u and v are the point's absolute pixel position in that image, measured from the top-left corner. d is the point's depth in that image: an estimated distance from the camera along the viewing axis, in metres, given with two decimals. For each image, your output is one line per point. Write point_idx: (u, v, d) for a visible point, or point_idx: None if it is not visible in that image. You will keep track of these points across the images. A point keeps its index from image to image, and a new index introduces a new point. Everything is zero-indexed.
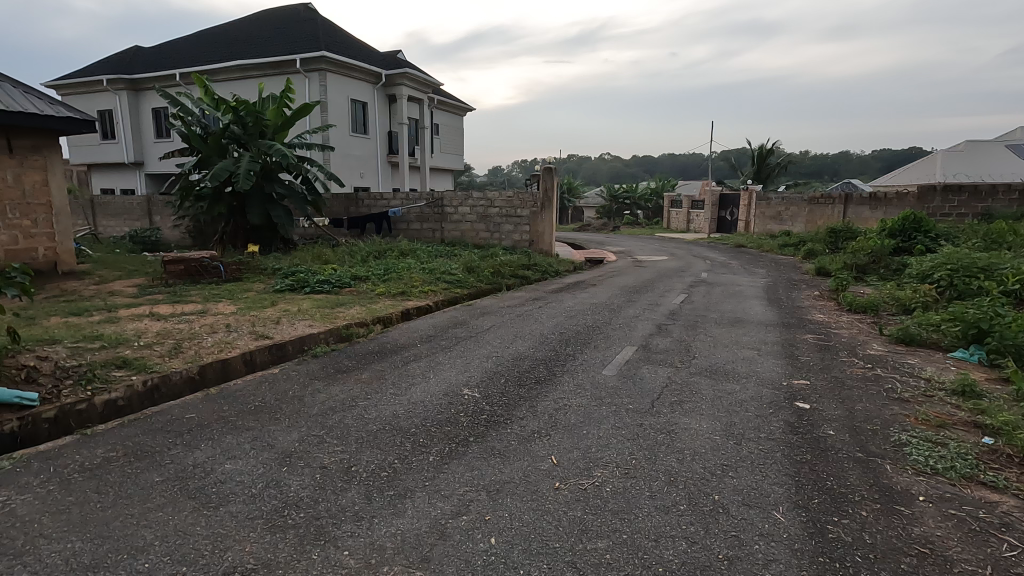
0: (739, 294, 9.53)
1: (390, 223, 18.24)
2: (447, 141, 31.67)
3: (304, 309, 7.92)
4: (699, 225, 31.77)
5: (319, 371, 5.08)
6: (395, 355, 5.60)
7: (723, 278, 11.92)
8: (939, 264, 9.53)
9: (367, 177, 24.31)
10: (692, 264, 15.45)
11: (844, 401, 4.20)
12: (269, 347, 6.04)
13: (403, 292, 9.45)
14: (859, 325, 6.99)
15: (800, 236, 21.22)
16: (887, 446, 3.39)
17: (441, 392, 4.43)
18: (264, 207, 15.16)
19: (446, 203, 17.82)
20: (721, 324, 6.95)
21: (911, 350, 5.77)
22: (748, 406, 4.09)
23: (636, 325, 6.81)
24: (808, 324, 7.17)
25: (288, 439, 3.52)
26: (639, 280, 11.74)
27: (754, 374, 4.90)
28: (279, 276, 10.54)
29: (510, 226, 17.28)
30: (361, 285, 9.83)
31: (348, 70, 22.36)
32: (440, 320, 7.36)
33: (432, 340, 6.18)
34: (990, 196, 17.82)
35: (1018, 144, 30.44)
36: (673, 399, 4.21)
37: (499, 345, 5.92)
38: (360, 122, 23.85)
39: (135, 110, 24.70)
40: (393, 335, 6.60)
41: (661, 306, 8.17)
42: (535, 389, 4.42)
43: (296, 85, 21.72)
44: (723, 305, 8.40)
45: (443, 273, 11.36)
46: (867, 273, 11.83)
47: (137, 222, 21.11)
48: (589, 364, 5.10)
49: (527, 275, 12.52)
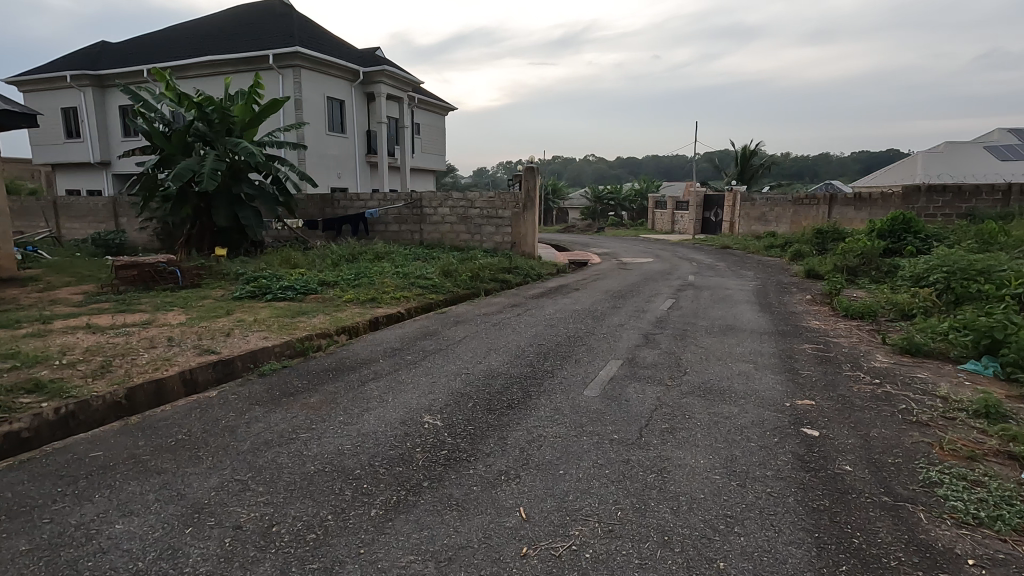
0: (728, 299, 9.07)
1: (367, 224, 17.55)
2: (428, 141, 31.01)
3: (261, 318, 7.27)
4: (683, 226, 31.47)
5: (263, 394, 4.45)
6: (354, 373, 4.99)
7: (711, 282, 11.49)
8: (934, 267, 9.17)
9: (344, 177, 23.60)
10: (678, 266, 15.02)
11: (856, 428, 3.70)
12: (214, 364, 5.38)
13: (373, 299, 8.84)
14: (858, 333, 6.56)
15: (785, 237, 20.96)
16: (917, 488, 2.87)
17: (398, 420, 3.83)
18: (232, 208, 14.43)
19: (425, 203, 17.20)
20: (712, 333, 6.46)
21: (918, 362, 5.31)
22: (747, 434, 3.57)
23: (620, 336, 6.29)
24: (804, 332, 6.69)
25: (203, 488, 2.91)
26: (624, 283, 11.23)
27: (752, 393, 4.39)
28: (242, 282, 9.85)
29: (492, 227, 16.71)
30: (328, 291, 9.20)
31: (324, 67, 21.63)
32: (410, 331, 6.77)
33: (398, 354, 5.59)
34: (974, 196, 17.67)
35: (996, 145, 30.66)
36: (664, 426, 3.67)
37: (471, 360, 5.34)
38: (337, 121, 23.11)
39: (101, 107, 23.67)
40: (356, 348, 5.99)
41: (647, 312, 7.66)
42: (507, 416, 3.85)
43: (269, 81, 20.94)
44: (712, 310, 7.93)
45: (418, 278, 10.75)
46: (857, 276, 11.47)
47: (100, 224, 20.13)
48: (569, 384, 4.53)
49: (507, 279, 11.99)
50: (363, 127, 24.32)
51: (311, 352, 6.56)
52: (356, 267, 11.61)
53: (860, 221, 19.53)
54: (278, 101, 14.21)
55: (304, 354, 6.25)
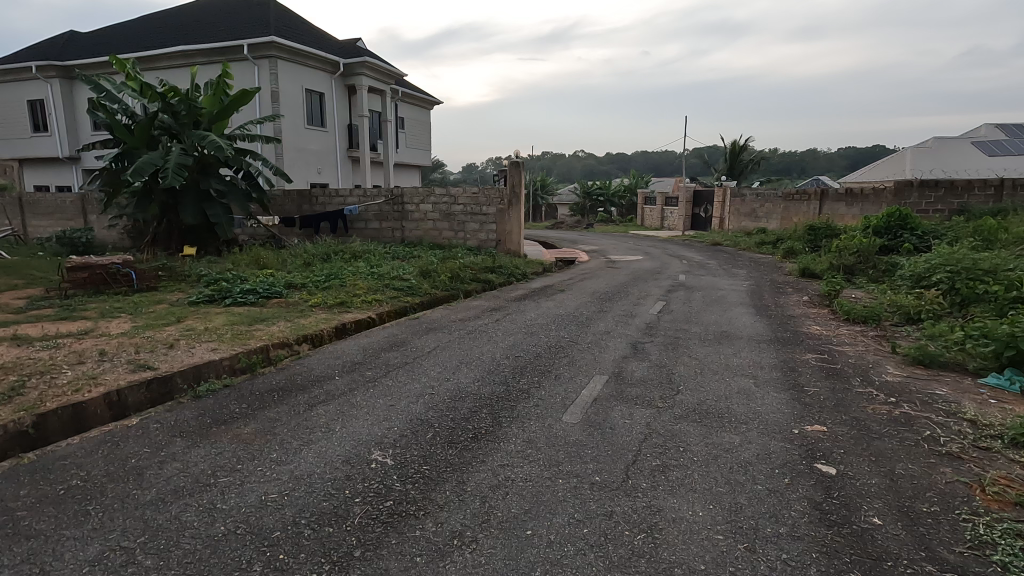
0: (723, 301, 8.55)
1: (347, 221, 16.89)
2: (413, 135, 30.26)
3: (214, 327, 6.63)
4: (673, 222, 31.01)
5: (193, 422, 3.82)
6: (302, 394, 4.37)
7: (703, 281, 10.98)
8: (937, 267, 8.71)
9: (325, 173, 22.85)
10: (668, 265, 14.50)
11: (878, 462, 3.17)
12: (148, 383, 4.72)
13: (342, 303, 8.21)
14: (864, 340, 6.06)
15: (776, 233, 20.55)
16: (964, 551, 2.34)
17: (339, 458, 3.23)
18: (200, 206, 13.68)
19: (406, 200, 16.55)
20: (706, 341, 5.94)
21: (934, 375, 4.81)
22: (752, 473, 3.02)
23: (607, 345, 5.72)
24: (806, 338, 6.19)
25: (75, 564, 2.31)
26: (613, 284, 10.68)
27: (756, 417, 3.83)
28: (202, 284, 9.17)
29: (475, 224, 16.10)
30: (294, 294, 8.58)
31: (302, 58, 20.84)
32: (378, 340, 6.16)
33: (357, 370, 4.97)
34: (967, 191, 17.34)
35: (983, 139, 30.54)
36: (655, 464, 3.11)
37: (438, 377, 4.75)
38: (316, 114, 22.31)
39: (69, 100, 22.68)
40: (313, 360, 5.39)
41: (635, 317, 7.10)
42: (470, 452, 3.26)
43: (243, 72, 20.11)
44: (704, 314, 7.40)
45: (393, 279, 10.12)
46: (854, 275, 11.01)
47: (67, 222, 19.23)
48: (545, 408, 3.96)
49: (490, 279, 11.40)
50: (343, 120, 23.55)
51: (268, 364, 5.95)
52: (329, 267, 10.97)
53: (852, 217, 19.15)
54: (248, 92, 13.45)
55: (259, 368, 5.62)
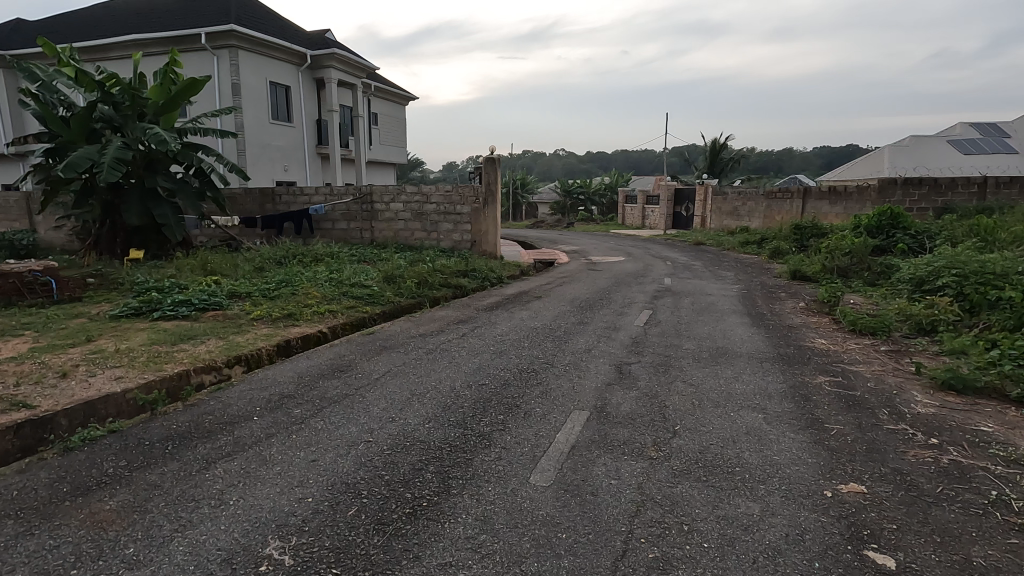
0: (714, 309, 7.79)
1: (312, 221, 15.89)
2: (387, 132, 29.19)
3: (131, 348, 5.65)
4: (653, 221, 30.46)
5: (36, 496, 2.86)
6: (203, 445, 3.44)
7: (689, 285, 10.28)
8: (942, 270, 8.08)
9: (291, 170, 21.69)
10: (651, 266, 13.83)
11: (949, 547, 2.38)
12: (17, 427, 3.73)
13: (289, 315, 7.26)
14: (878, 357, 5.35)
15: (759, 232, 20.03)
16: None
17: (220, 557, 2.33)
18: (145, 205, 12.54)
19: (375, 199, 15.60)
20: (701, 361, 5.18)
21: (972, 405, 4.08)
22: (787, 572, 2.21)
23: (588, 369, 4.88)
24: (811, 354, 5.47)
25: None
26: (593, 289, 9.90)
27: (774, 472, 3.03)
28: (134, 293, 8.12)
29: (449, 224, 15.20)
30: (237, 304, 7.61)
31: (265, 49, 19.69)
32: (321, 362, 5.25)
33: (282, 409, 4.03)
34: (950, 189, 17.02)
35: (958, 138, 30.62)
36: (653, 559, 2.29)
37: (380, 416, 3.85)
38: (282, 108, 21.15)
39: (13, 91, 21.11)
40: (234, 393, 4.44)
41: (620, 331, 6.29)
42: (402, 544, 2.39)
43: (201, 62, 18.87)
44: (696, 326, 6.63)
45: (353, 286, 9.19)
46: (848, 277, 10.41)
47: (8, 223, 17.77)
48: (509, 463, 3.10)
49: (461, 283, 10.55)
50: (312, 115, 22.44)
51: (175, 400, 4.87)
52: (285, 272, 9.98)
53: (835, 215, 18.70)
54: (198, 81, 12.31)
55: (164, 405, 4.58)
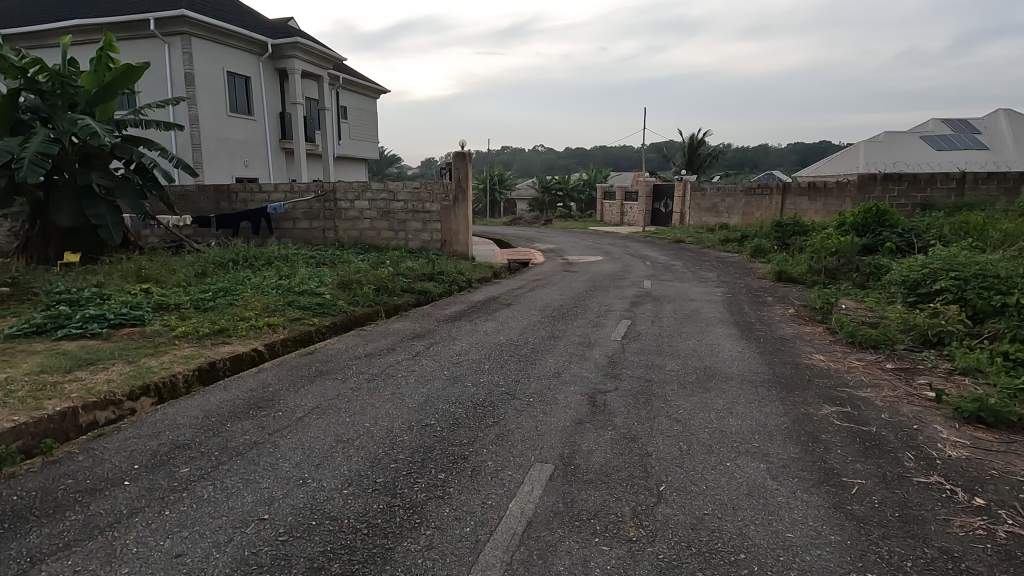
0: (699, 318, 7.10)
1: (270, 220, 14.89)
2: (357, 126, 28.06)
3: (13, 377, 4.73)
4: (632, 218, 29.92)
5: None
6: (38, 532, 2.58)
7: (670, 288, 9.63)
8: (940, 273, 7.53)
9: (252, 166, 20.53)
10: (630, 267, 13.16)
11: None
12: None
13: (220, 331, 6.35)
14: (885, 379, 4.69)
15: (739, 229, 19.54)
16: None
17: None
18: (78, 204, 11.41)
19: (338, 196, 14.64)
20: (689, 387, 4.45)
21: (1011, 445, 3.42)
22: None
23: (556, 400, 4.11)
24: (812, 375, 4.80)
25: None
26: (567, 294, 9.18)
27: (789, 561, 2.30)
28: (44, 305, 7.11)
29: (417, 223, 14.32)
30: (162, 317, 6.68)
31: (221, 36, 18.48)
32: (240, 395, 4.37)
33: (167, 468, 3.18)
34: (929, 185, 16.67)
35: (931, 133, 30.68)
36: None
37: (288, 478, 3.02)
38: (241, 99, 19.95)
39: None
40: (112, 443, 3.53)
41: (595, 348, 5.53)
42: None
43: (150, 50, 17.60)
44: (679, 340, 5.93)
45: (302, 293, 8.30)
46: (836, 278, 9.85)
47: None
48: (441, 558, 2.32)
49: (426, 288, 9.73)
50: (274, 107, 21.28)
51: (48, 448, 3.95)
52: (228, 279, 9.03)
53: (816, 211, 18.28)
54: (135, 68, 11.20)
55: (21, 462, 3.64)
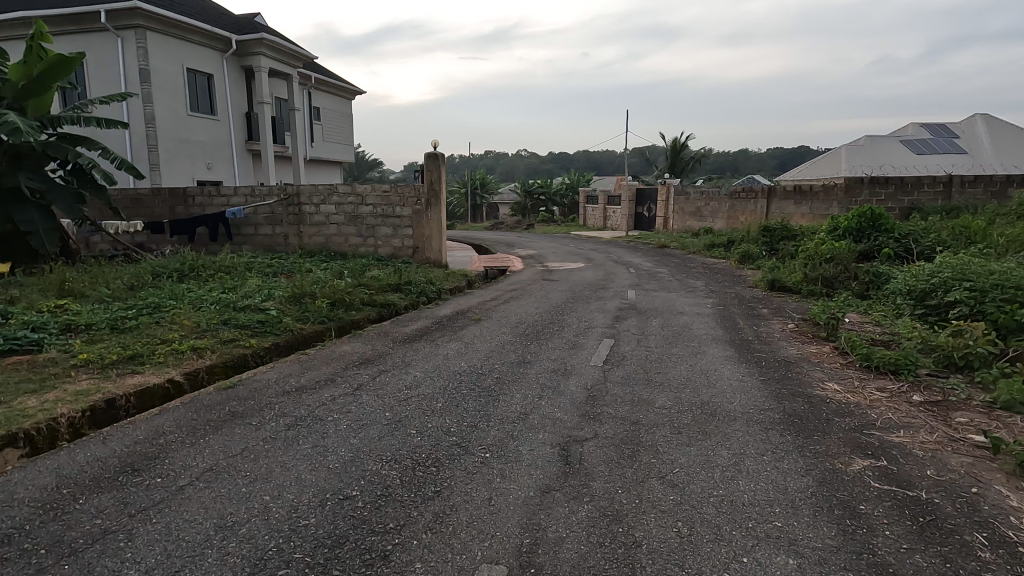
0: (690, 336, 6.28)
1: (229, 225, 13.89)
2: (331, 127, 27.01)
3: None
4: (615, 223, 29.26)
5: None
6: None
7: (657, 299, 8.85)
8: (953, 282, 6.82)
9: (215, 168, 19.40)
10: (613, 275, 12.40)
11: None
12: None
13: (133, 358, 5.38)
14: (917, 416, 3.91)
15: (724, 234, 18.93)
16: None
17: None
18: (5, 209, 10.30)
19: (302, 200, 13.63)
20: (687, 432, 3.60)
21: None
22: None
23: (519, 457, 3.23)
24: (831, 412, 4.00)
25: None
26: (545, 307, 8.34)
27: None
28: None
29: (387, 229, 13.40)
30: (67, 341, 5.68)
31: (181, 31, 17.38)
32: (118, 451, 3.40)
33: None
34: (916, 188, 16.16)
35: (911, 137, 30.58)
36: None
37: None
38: (202, 98, 18.81)
39: None
40: None
41: (571, 378, 4.66)
42: None
43: (102, 44, 16.43)
44: (671, 364, 5.12)
45: (246, 308, 7.34)
46: (834, 287, 9.16)
47: None
48: None
49: (390, 300, 8.82)
50: (239, 106, 20.16)
51: None
52: (164, 292, 8.03)
53: (801, 216, 17.74)
54: (68, 59, 10.09)
55: None
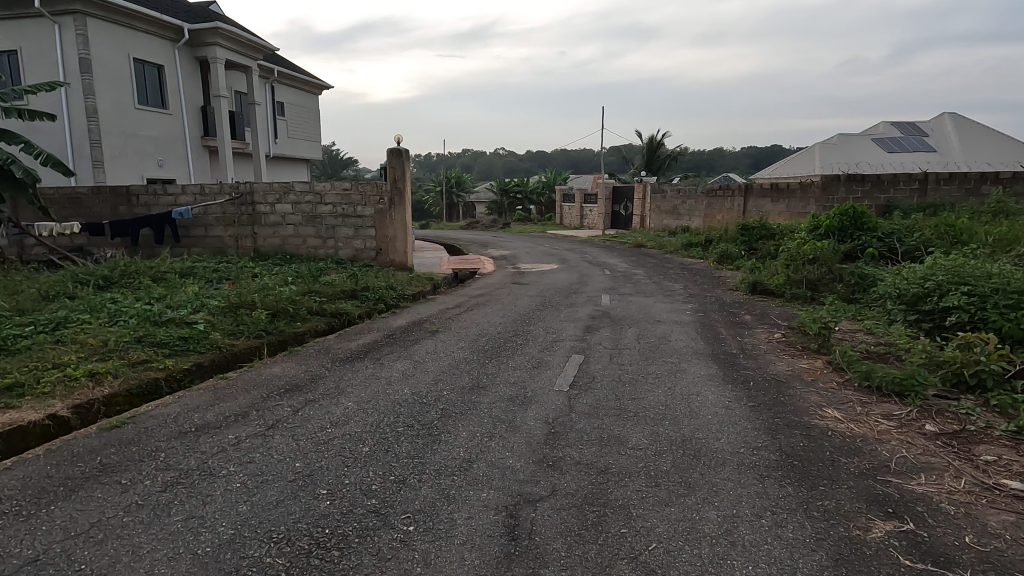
0: (670, 350, 5.61)
1: (176, 227, 12.85)
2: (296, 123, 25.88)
3: None
4: (591, 222, 28.71)
5: None
6: None
7: (633, 305, 8.22)
8: (949, 284, 6.28)
9: (167, 165, 18.21)
10: (587, 278, 11.74)
11: None
12: None
13: (11, 388, 4.49)
14: (937, 455, 3.29)
15: (701, 233, 18.46)
16: None
17: None
18: None
19: (256, 199, 12.67)
20: (667, 485, 2.90)
21: None
22: None
23: (452, 532, 2.49)
24: (836, 450, 3.33)
25: None
26: (512, 315, 7.63)
27: None
28: None
29: (347, 229, 12.51)
30: None
31: (125, 18, 16.18)
32: None
33: None
34: (893, 186, 15.80)
35: (883, 135, 30.68)
36: None
37: None
38: (151, 90, 17.62)
39: None
40: None
41: (530, 410, 3.92)
42: None
43: (37, 30, 15.18)
44: (647, 388, 4.42)
45: (171, 322, 6.47)
46: (819, 289, 8.64)
47: None
48: None
49: (341, 309, 8.00)
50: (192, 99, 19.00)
51: None
52: (80, 303, 7.10)
53: (778, 214, 17.34)
54: None
55: None
